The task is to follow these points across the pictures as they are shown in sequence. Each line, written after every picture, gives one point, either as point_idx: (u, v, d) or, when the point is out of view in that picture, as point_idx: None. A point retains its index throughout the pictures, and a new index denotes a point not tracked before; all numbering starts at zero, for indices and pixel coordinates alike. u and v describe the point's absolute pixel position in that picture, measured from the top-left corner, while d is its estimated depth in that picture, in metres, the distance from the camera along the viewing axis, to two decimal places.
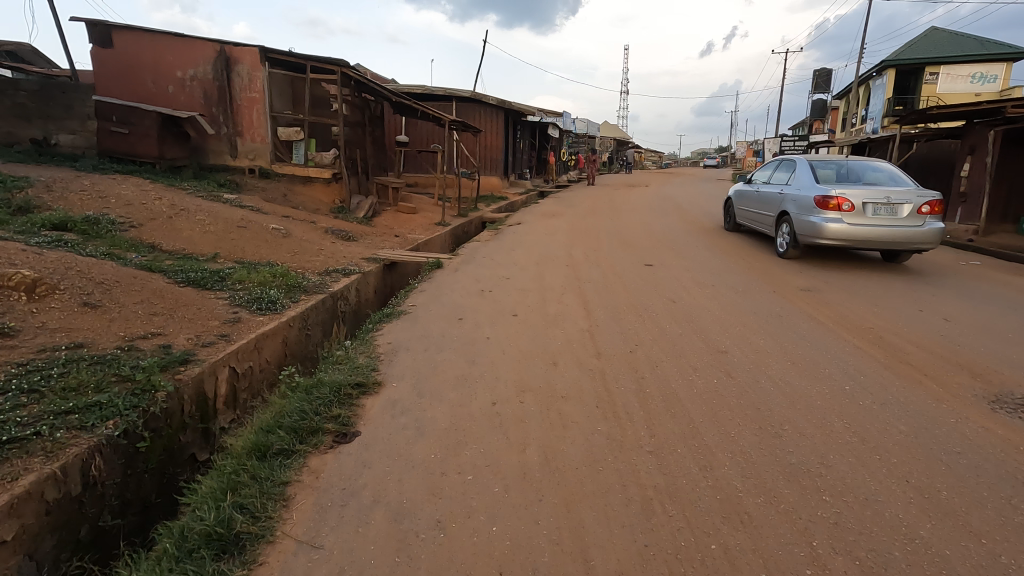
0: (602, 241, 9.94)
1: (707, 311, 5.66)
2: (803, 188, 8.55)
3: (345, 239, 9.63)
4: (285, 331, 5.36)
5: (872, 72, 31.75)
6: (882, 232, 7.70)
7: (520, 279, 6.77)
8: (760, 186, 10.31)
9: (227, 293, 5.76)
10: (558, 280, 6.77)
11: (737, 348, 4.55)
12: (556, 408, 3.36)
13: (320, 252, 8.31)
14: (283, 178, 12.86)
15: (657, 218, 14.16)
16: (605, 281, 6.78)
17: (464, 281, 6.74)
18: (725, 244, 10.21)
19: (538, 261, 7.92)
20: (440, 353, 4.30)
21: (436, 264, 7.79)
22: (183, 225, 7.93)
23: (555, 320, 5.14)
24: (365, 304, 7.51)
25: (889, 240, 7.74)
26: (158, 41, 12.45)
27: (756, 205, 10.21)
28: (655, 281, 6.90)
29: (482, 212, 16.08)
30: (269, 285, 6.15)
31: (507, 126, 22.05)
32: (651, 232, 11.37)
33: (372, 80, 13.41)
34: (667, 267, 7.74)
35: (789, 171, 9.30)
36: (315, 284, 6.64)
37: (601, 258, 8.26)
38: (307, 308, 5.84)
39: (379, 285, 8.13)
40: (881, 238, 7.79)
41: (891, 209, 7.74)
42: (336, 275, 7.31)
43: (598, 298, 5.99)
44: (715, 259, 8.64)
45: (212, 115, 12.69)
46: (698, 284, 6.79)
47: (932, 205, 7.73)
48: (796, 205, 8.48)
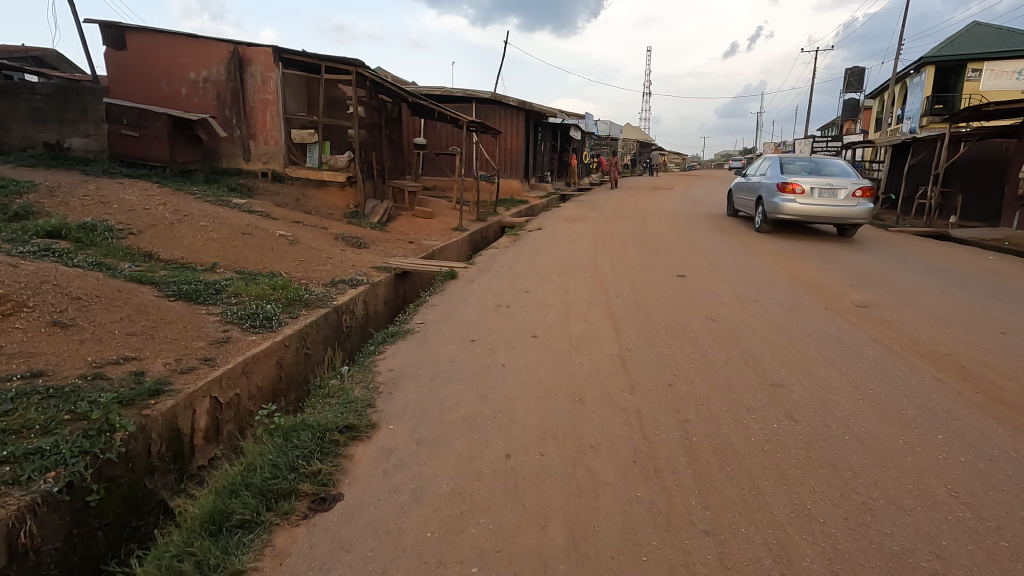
0: (629, 249, 9.28)
1: (752, 331, 5.00)
2: (772, 178, 11.14)
3: (357, 245, 9.17)
4: (280, 352, 4.84)
5: (910, 70, 30.39)
6: (825, 209, 10.23)
7: (541, 292, 6.18)
8: (750, 178, 12.83)
9: (220, 308, 5.27)
10: (582, 294, 6.15)
11: (796, 381, 3.87)
12: (585, 464, 2.75)
13: (328, 261, 7.82)
14: (296, 182, 12.49)
15: (685, 223, 13.40)
16: (634, 295, 6.14)
17: (479, 294, 6.17)
18: (762, 251, 9.46)
19: (561, 271, 7.31)
20: (447, 384, 3.72)
21: (450, 274, 7.23)
22: (185, 232, 7.53)
23: (581, 343, 4.52)
24: (374, 318, 7.00)
25: (832, 216, 10.25)
26: (171, 42, 12.19)
27: (746, 193, 12.79)
28: (691, 295, 6.23)
29: (502, 216, 15.52)
30: (268, 298, 5.68)
31: (528, 128, 21.47)
32: (680, 238, 10.66)
33: (387, 80, 12.96)
34: (701, 279, 7.06)
35: (767, 166, 11.86)
36: (318, 297, 6.14)
37: (628, 268, 7.62)
38: (306, 324, 5.33)
39: (390, 297, 7.62)
40: (826, 214, 10.30)
41: (834, 192, 10.28)
42: (342, 285, 6.81)
43: (627, 315, 5.36)
44: (754, 268, 7.92)
45: (225, 118, 12.38)
46: (738, 299, 6.12)
47: (864, 189, 10.23)
48: (767, 191, 11.09)
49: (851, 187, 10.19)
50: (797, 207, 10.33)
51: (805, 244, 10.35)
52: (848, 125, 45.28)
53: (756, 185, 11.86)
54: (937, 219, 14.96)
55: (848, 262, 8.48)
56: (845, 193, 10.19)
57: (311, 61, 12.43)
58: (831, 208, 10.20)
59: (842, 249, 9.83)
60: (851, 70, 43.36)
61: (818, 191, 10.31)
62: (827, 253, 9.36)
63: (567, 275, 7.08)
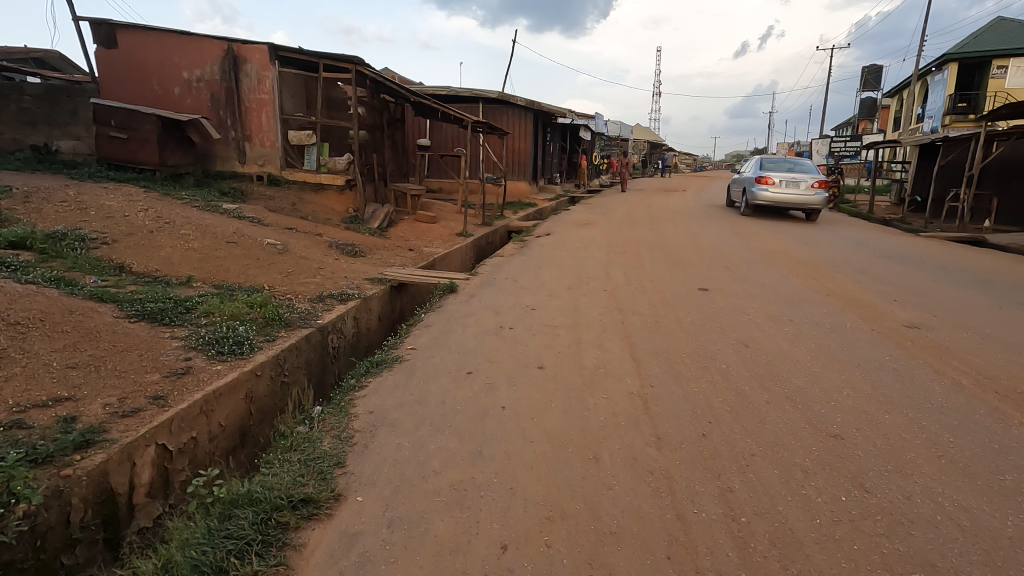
0: (643, 258, 8.64)
1: (793, 360, 4.32)
2: (755, 174, 14.81)
3: (352, 253, 8.56)
4: (249, 385, 4.24)
5: (931, 67, 29.40)
6: (791, 196, 13.86)
7: (549, 311, 5.53)
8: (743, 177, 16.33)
9: (186, 331, 4.68)
10: (594, 313, 5.51)
11: (857, 430, 3.21)
12: (604, 563, 2.11)
13: (318, 272, 7.24)
14: (293, 185, 11.95)
15: (701, 227, 12.67)
16: (653, 315, 5.48)
17: (480, 312, 5.55)
18: (788, 258, 8.75)
19: (570, 285, 6.67)
20: (434, 435, 3.08)
21: (449, 288, 6.61)
22: (164, 241, 6.97)
23: (595, 378, 3.88)
24: (365, 336, 6.40)
25: (796, 201, 13.85)
26: (163, 40, 11.68)
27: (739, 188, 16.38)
28: (717, 315, 5.56)
29: (508, 220, 14.92)
30: (244, 317, 5.11)
31: (536, 129, 20.84)
32: (698, 245, 9.97)
33: (388, 79, 12.41)
34: (726, 294, 6.38)
35: (754, 165, 15.44)
36: (301, 315, 5.56)
37: (644, 281, 6.95)
38: (283, 350, 4.73)
39: (385, 311, 7.03)
40: (791, 200, 13.93)
41: (797, 184, 13.91)
42: (331, 301, 6.20)
43: (645, 340, 4.70)
44: (782, 279, 7.23)
45: (219, 119, 11.87)
46: (770, 318, 5.44)
47: (820, 183, 13.96)
48: (750, 183, 14.73)
49: (809, 181, 13.89)
50: (769, 194, 13.99)
51: (834, 251, 9.65)
52: (864, 125, 44.24)
53: (745, 180, 15.45)
54: (969, 224, 14.12)
55: (884, 271, 7.76)
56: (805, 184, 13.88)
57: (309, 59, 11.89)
58: (795, 195, 13.77)
59: (872, 256, 9.11)
60: (868, 68, 42.31)
61: (785, 182, 14.02)
62: (857, 261, 8.63)
63: (577, 290, 6.44)
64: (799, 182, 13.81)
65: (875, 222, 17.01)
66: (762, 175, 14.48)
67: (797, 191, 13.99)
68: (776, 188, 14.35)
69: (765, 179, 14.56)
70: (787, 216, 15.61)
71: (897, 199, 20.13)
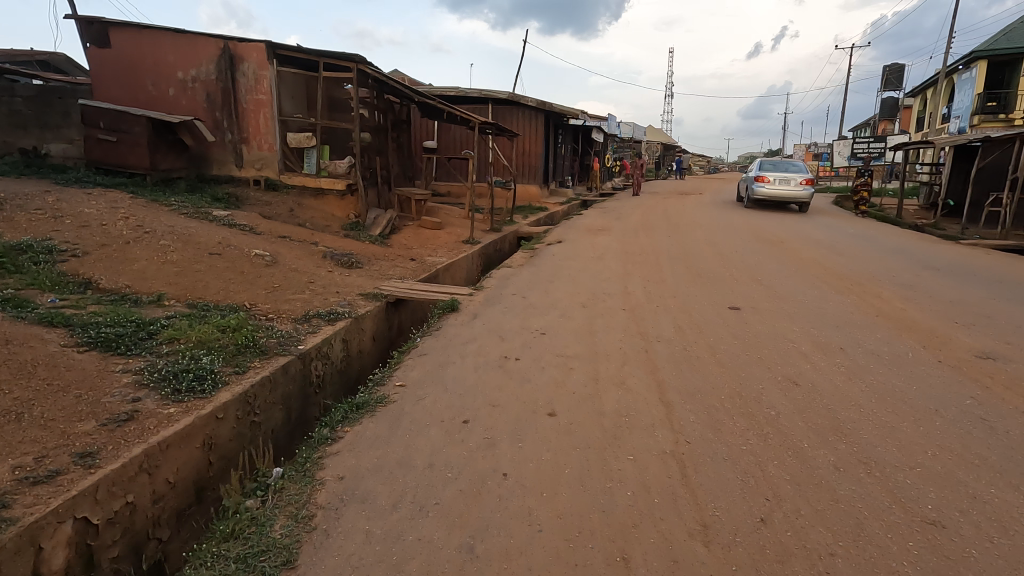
0: (663, 269, 7.92)
1: (854, 406, 3.60)
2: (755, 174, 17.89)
3: (348, 264, 7.91)
4: (208, 430, 3.60)
5: (958, 65, 28.25)
6: (785, 192, 16.96)
7: (561, 338, 4.83)
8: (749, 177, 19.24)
9: (142, 363, 4.06)
10: (612, 340, 4.81)
11: (960, 513, 2.51)
12: None
13: (309, 286, 6.62)
14: (292, 190, 11.40)
15: (724, 234, 11.89)
16: (682, 343, 4.76)
17: (482, 337, 4.88)
18: (823, 270, 7.98)
19: (585, 303, 5.97)
20: (415, 522, 2.40)
21: (450, 306, 5.94)
22: (141, 253, 6.37)
23: (619, 431, 3.19)
24: (356, 360, 5.78)
25: (788, 196, 16.89)
26: (157, 38, 11.16)
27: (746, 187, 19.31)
28: (755, 342, 4.83)
29: (519, 226, 14.26)
30: (213, 344, 4.48)
31: (548, 131, 20.16)
32: (722, 254, 9.21)
33: (392, 78, 11.81)
34: (761, 316, 5.65)
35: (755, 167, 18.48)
36: (281, 340, 4.93)
37: (667, 299, 6.25)
38: (252, 385, 4.09)
39: (380, 331, 6.40)
40: (785, 196, 17.05)
41: (788, 181, 16.96)
42: (318, 322, 5.56)
43: (674, 376, 4.00)
44: (821, 296, 6.48)
45: (215, 121, 11.34)
46: (816, 347, 4.72)
47: (808, 181, 16.92)
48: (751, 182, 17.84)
49: (799, 179, 16.92)
50: (766, 191, 17.09)
51: (872, 260, 8.85)
52: (884, 125, 43.01)
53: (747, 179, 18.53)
54: (1012, 229, 13.17)
55: (934, 287, 6.97)
56: (796, 182, 16.98)
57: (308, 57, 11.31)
58: (787, 191, 16.84)
59: (915, 266, 8.30)
60: (890, 67, 41.03)
61: (779, 181, 17.10)
62: (902, 273, 7.82)
63: (592, 310, 5.74)
64: (791, 180, 16.80)
65: (907, 228, 16.11)
66: (760, 175, 17.54)
67: (789, 187, 17.04)
68: (771, 185, 17.51)
69: (763, 178, 17.60)
70: (814, 222, 14.74)
71: (928, 202, 19.14)
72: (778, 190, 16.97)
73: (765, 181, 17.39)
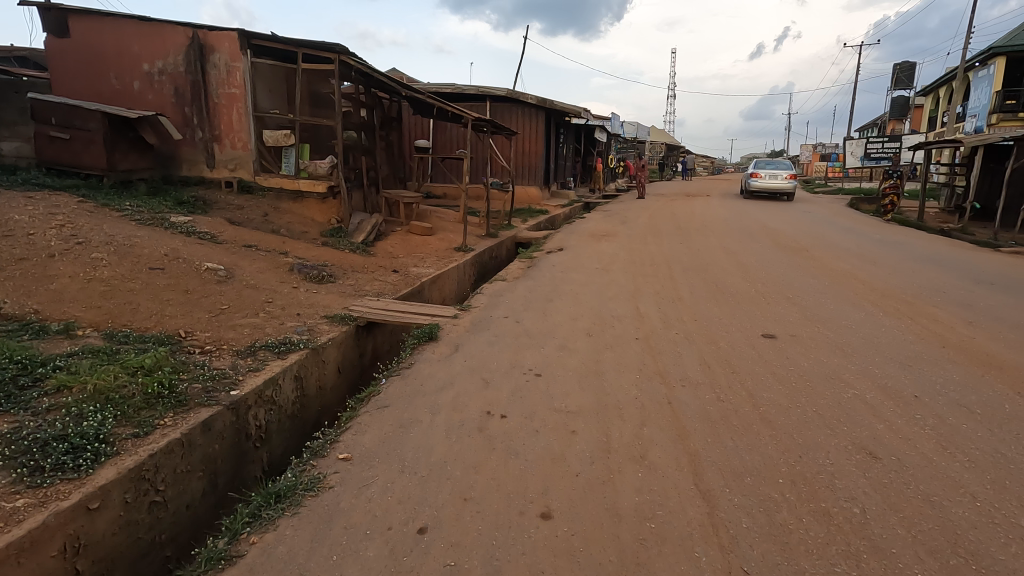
0: (677, 285, 6.92)
1: (968, 499, 2.58)
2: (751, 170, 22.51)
3: (318, 277, 6.88)
4: (72, 529, 2.61)
5: (975, 62, 27.13)
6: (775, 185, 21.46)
7: (561, 381, 3.85)
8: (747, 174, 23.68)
9: (5, 427, 3.07)
10: (624, 385, 3.82)
11: None
12: None
13: (265, 307, 5.64)
14: (268, 193, 10.47)
15: (739, 240, 10.84)
16: (712, 390, 3.77)
17: (461, 381, 3.90)
18: (862, 286, 6.95)
19: (588, 331, 4.97)
20: None
21: (427, 334, 4.93)
22: (66, 269, 5.39)
23: (644, 551, 2.20)
24: (313, 399, 4.81)
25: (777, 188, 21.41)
26: (120, 26, 10.20)
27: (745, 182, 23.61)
28: (806, 388, 3.83)
29: (517, 230, 13.26)
30: (113, 396, 3.47)
31: (548, 130, 19.11)
32: (742, 265, 8.20)
33: (377, 70, 10.82)
34: (804, 348, 4.65)
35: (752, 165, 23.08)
36: (210, 383, 3.92)
37: (687, 324, 5.25)
38: (151, 455, 3.08)
39: (347, 360, 5.44)
40: (776, 188, 21.53)
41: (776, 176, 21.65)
42: (266, 356, 4.58)
43: (710, 446, 3.01)
44: (867, 319, 5.49)
45: (184, 117, 10.41)
46: (886, 397, 3.69)
47: (792, 176, 21.39)
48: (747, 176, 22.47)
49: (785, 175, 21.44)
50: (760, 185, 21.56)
51: (913, 272, 7.85)
52: (893, 125, 41.90)
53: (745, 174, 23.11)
54: None
55: (997, 307, 5.97)
56: (782, 177, 21.53)
57: (285, 48, 10.35)
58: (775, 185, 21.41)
59: (965, 281, 7.26)
60: (900, 66, 39.95)
61: (769, 176, 21.67)
62: (952, 289, 6.82)
63: (598, 340, 4.74)
64: (778, 176, 21.48)
65: (932, 234, 15.06)
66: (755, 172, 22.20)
67: (778, 181, 21.66)
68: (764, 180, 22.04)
69: (757, 174, 22.22)
70: (835, 225, 13.75)
71: (953, 205, 18.06)
72: (770, 183, 21.56)
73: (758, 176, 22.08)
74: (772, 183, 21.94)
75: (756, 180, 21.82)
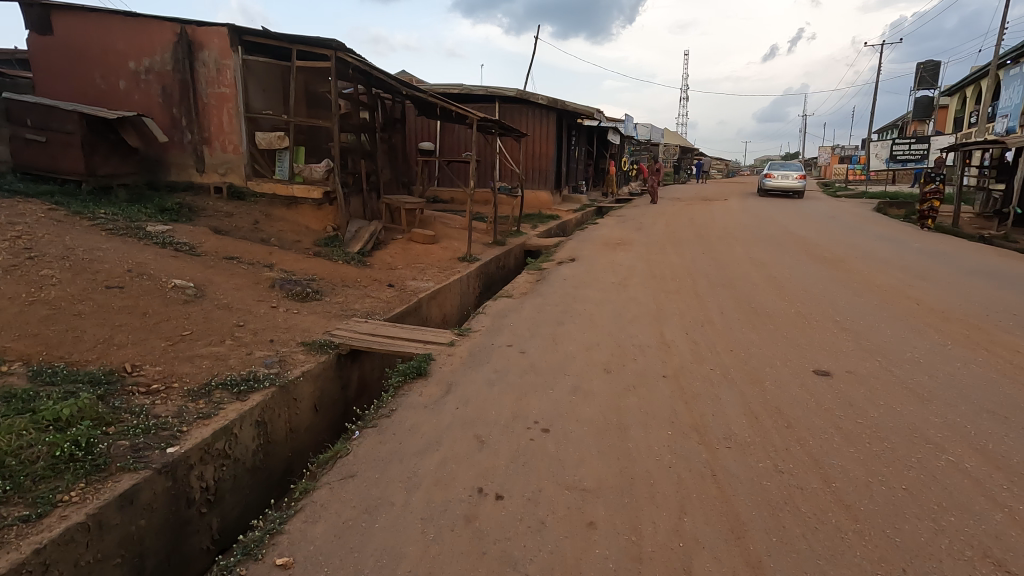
0: (706, 304, 6.12)
1: None
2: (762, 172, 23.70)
3: (301, 295, 6.17)
4: None
5: (1006, 60, 25.88)
6: (787, 184, 22.58)
7: (575, 442, 3.08)
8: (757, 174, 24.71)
9: None
10: (654, 447, 3.06)
11: None
12: None
13: (234, 333, 4.92)
14: (260, 200, 9.83)
15: (767, 249, 9.99)
16: (765, 455, 2.99)
17: (449, 437, 3.15)
18: (918, 307, 6.10)
19: (606, 367, 4.19)
20: None
21: (415, 369, 4.17)
22: (7, 288, 4.72)
23: None
24: (280, 445, 4.09)
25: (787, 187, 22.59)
26: (105, 22, 9.61)
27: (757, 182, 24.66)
28: (886, 453, 3.03)
29: (526, 238, 12.51)
30: (8, 461, 2.76)
31: (560, 132, 18.34)
32: (775, 281, 7.37)
33: (376, 68, 10.13)
34: (870, 391, 3.84)
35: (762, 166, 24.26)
36: (141, 438, 3.20)
37: (722, 357, 4.46)
38: (37, 552, 2.36)
39: (326, 396, 4.72)
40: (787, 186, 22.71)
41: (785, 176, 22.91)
42: (222, 397, 3.84)
43: (778, 554, 2.23)
44: (937, 351, 4.66)
45: (172, 118, 9.81)
46: (995, 469, 2.88)
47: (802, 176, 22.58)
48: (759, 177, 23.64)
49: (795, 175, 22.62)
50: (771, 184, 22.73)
51: (972, 289, 6.95)
52: (915, 126, 40.52)
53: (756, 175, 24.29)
54: None
55: None
56: (793, 177, 22.69)
57: (278, 44, 9.70)
58: (786, 184, 22.55)
59: None
60: (925, 65, 38.61)
61: (781, 176, 22.83)
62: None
63: (618, 379, 3.97)
64: (789, 175, 22.66)
65: (973, 240, 13.99)
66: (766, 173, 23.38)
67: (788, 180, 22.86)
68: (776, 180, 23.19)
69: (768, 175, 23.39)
70: (868, 232, 12.80)
71: (990, 210, 16.99)
72: (781, 183, 22.80)
73: (770, 176, 23.27)
74: (782, 182, 23.09)
75: (770, 180, 23.09)
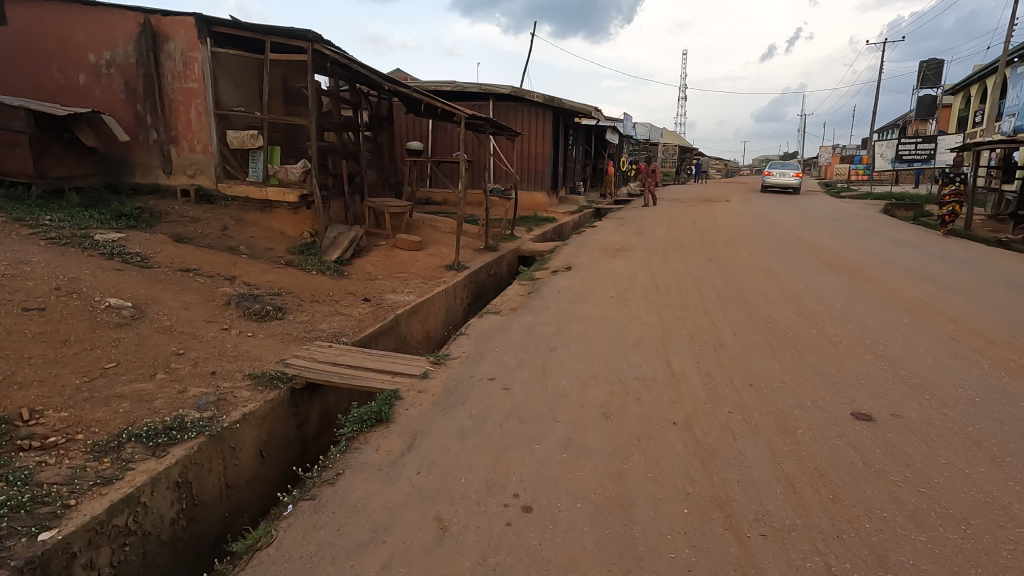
0: (718, 325, 5.41)
1: None
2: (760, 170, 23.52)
3: (260, 313, 5.46)
4: None
5: (1013, 57, 25.11)
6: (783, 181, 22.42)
7: (564, 528, 2.38)
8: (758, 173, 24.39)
9: None
10: (667, 534, 2.36)
11: None
12: None
13: (170, 365, 4.20)
14: (232, 203, 9.12)
15: (777, 257, 9.28)
16: (811, 548, 2.30)
17: (403, 522, 2.44)
18: (956, 326, 5.41)
19: (605, 411, 3.49)
20: None
21: (376, 414, 3.46)
22: None
23: None
24: (209, 507, 3.38)
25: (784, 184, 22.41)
26: (63, 12, 8.88)
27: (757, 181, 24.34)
28: (968, 543, 2.33)
29: (520, 242, 11.79)
30: None
31: (557, 131, 17.62)
32: (792, 294, 6.67)
33: (357, 62, 9.41)
34: (926, 444, 3.15)
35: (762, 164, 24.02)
36: (6, 522, 2.49)
37: (743, 396, 3.75)
38: None
39: (275, 440, 4.01)
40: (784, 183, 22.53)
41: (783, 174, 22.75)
42: (133, 453, 3.13)
43: None
44: (994, 386, 3.96)
45: (136, 116, 9.08)
46: None
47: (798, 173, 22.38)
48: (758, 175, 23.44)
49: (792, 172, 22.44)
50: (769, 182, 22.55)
51: (1010, 304, 6.25)
52: (918, 125, 39.79)
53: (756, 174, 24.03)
54: None
55: None
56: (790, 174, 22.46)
57: (250, 35, 8.96)
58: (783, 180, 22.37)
59: None
60: (927, 63, 37.94)
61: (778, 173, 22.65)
62: None
63: (619, 428, 3.27)
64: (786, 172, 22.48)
65: (991, 245, 13.19)
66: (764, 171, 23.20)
67: (785, 178, 22.67)
68: (774, 178, 22.99)
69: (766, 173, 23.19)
70: (882, 236, 12.08)
71: (1004, 212, 16.24)
72: (778, 180, 22.58)
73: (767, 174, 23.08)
74: (779, 180, 22.88)
75: (768, 177, 22.99)
